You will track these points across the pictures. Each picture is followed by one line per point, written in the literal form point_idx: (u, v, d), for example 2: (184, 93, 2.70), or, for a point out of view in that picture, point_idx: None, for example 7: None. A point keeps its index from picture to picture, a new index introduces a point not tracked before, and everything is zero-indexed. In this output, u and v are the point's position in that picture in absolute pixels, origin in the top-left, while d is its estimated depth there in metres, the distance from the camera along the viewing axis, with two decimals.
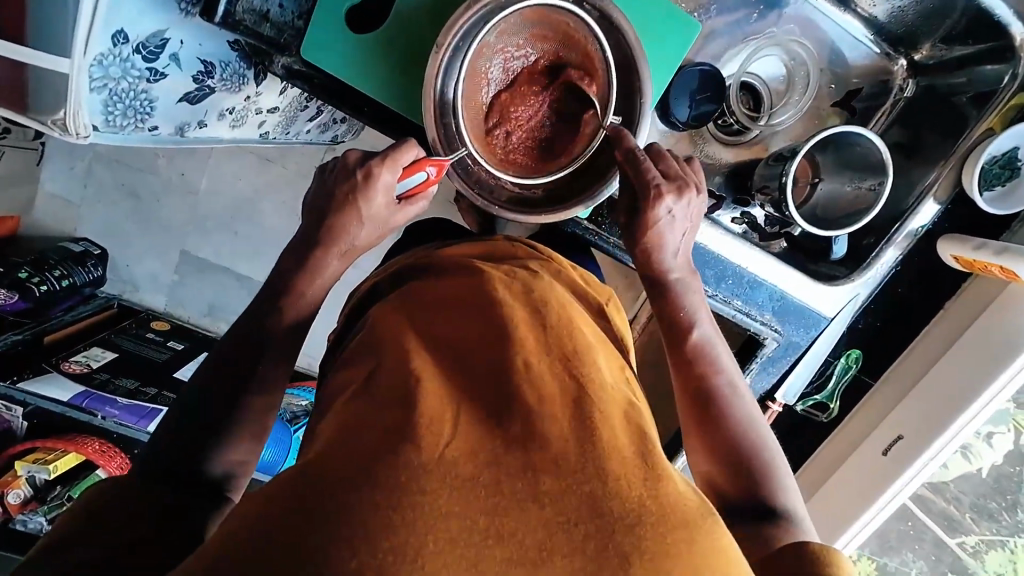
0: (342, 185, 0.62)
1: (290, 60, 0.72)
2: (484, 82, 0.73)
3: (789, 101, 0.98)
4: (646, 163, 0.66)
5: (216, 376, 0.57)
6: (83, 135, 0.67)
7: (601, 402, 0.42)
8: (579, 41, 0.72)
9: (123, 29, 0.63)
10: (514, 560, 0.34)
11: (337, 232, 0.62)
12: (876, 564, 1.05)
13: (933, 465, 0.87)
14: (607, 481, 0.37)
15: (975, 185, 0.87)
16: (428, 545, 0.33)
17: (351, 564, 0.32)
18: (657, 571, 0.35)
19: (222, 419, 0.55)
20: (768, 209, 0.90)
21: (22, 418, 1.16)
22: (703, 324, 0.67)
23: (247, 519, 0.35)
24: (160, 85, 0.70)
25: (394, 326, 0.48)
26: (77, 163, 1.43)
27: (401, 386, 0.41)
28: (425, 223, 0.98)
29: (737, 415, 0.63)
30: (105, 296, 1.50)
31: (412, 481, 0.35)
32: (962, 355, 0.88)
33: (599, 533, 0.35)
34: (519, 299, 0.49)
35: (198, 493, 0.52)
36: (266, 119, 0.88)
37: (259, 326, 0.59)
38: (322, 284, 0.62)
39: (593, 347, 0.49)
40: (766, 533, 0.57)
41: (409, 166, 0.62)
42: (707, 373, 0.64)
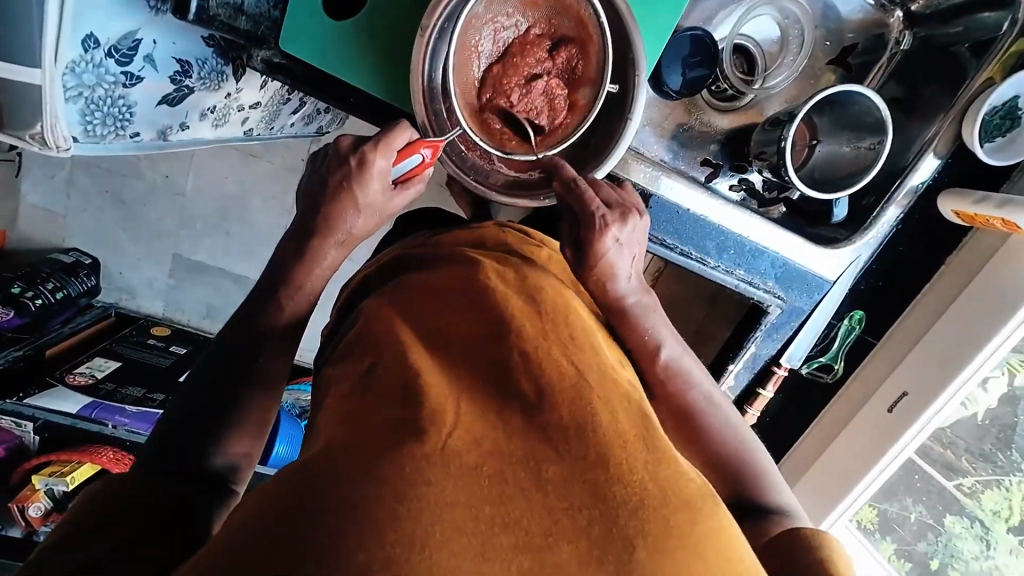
0: (334, 175, 0.60)
1: (269, 53, 0.69)
2: (474, 56, 0.70)
3: (783, 61, 0.96)
4: (588, 193, 0.63)
5: (207, 377, 0.54)
6: (63, 147, 0.64)
7: (600, 387, 0.42)
8: (571, 8, 0.70)
9: (92, 33, 0.60)
10: (520, 546, 0.34)
11: (333, 223, 0.60)
12: (877, 510, 1.08)
13: (939, 418, 0.88)
14: (609, 465, 0.37)
15: (975, 139, 0.86)
16: (435, 536, 0.33)
17: (360, 558, 0.32)
18: (661, 554, 0.35)
19: (220, 409, 0.53)
20: (766, 174, 0.89)
21: (33, 433, 1.14)
22: (669, 343, 0.63)
23: (249, 520, 0.34)
24: (138, 88, 0.67)
25: (388, 321, 0.47)
26: (56, 172, 1.38)
27: (400, 381, 0.40)
28: (420, 212, 0.97)
29: (716, 425, 0.61)
30: (102, 305, 1.49)
31: (416, 473, 0.35)
32: (965, 310, 0.88)
33: (603, 517, 0.35)
34: (513, 287, 0.49)
35: (199, 487, 0.49)
36: (249, 115, 0.85)
37: (258, 322, 0.57)
38: (320, 275, 0.60)
39: (590, 333, 0.49)
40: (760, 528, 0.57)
41: (403, 149, 0.61)
42: (682, 392, 0.62)
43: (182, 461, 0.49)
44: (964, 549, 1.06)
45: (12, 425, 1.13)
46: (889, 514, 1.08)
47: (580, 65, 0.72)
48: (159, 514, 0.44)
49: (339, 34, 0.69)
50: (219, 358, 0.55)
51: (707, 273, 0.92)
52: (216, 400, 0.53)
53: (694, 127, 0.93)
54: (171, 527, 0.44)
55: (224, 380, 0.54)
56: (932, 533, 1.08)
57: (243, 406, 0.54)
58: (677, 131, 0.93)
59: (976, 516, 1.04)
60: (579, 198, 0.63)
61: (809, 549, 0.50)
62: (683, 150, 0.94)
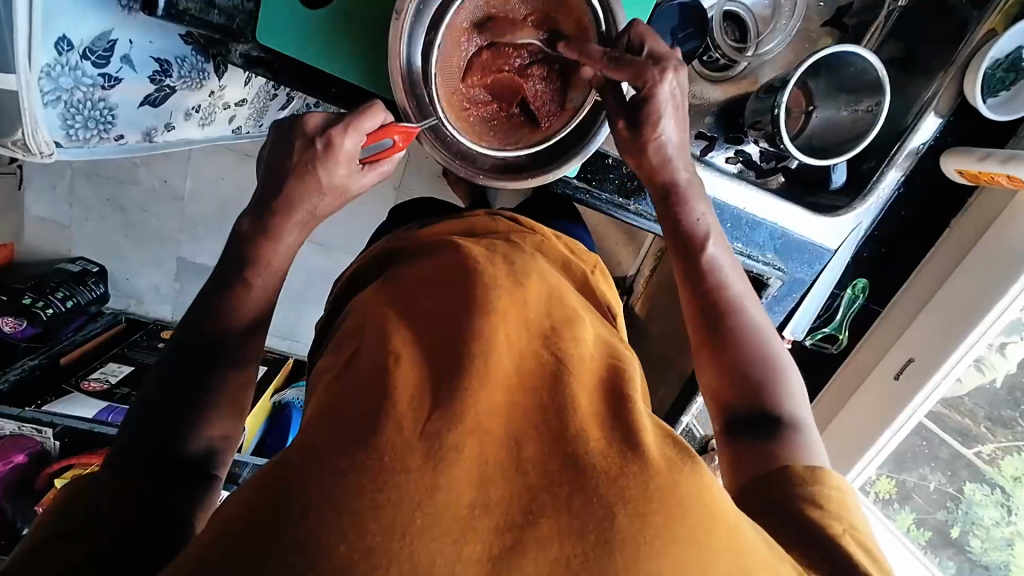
0: (293, 156, 0.58)
1: (247, 46, 0.68)
2: (463, 38, 0.68)
3: (777, 26, 0.93)
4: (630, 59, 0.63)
5: (169, 371, 0.53)
6: (46, 153, 0.65)
7: (579, 367, 0.43)
8: (570, 5, 0.69)
9: (66, 35, 0.60)
10: (501, 527, 0.34)
11: (292, 205, 0.59)
12: (896, 481, 1.09)
13: (947, 382, 0.87)
14: (588, 439, 0.38)
15: (977, 94, 0.84)
16: (416, 521, 0.34)
17: (341, 548, 0.33)
18: (641, 517, 0.35)
19: (192, 392, 0.52)
20: (762, 144, 0.87)
21: (54, 439, 1.16)
22: (715, 240, 0.65)
23: (229, 514, 0.35)
24: (117, 91, 0.67)
25: (372, 309, 0.48)
26: (57, 182, 1.39)
27: (379, 371, 0.40)
28: (413, 203, 0.97)
29: (746, 324, 0.62)
30: (112, 311, 1.52)
31: (395, 460, 0.35)
32: (966, 274, 0.87)
33: (581, 491, 0.36)
34: (498, 271, 0.50)
35: (182, 473, 0.50)
36: (236, 113, 0.85)
37: (242, 309, 0.56)
38: (284, 252, 0.59)
39: (574, 315, 0.49)
40: (767, 451, 0.57)
41: (373, 133, 0.59)
42: (718, 287, 0.63)
43: (165, 451, 0.50)
44: (983, 515, 1.05)
45: (33, 431, 1.15)
46: (907, 484, 1.09)
47: (572, 67, 0.70)
48: (140, 509, 0.45)
49: (317, 22, 0.68)
50: (187, 349, 0.54)
51: None
52: (189, 387, 0.53)
53: None
54: (151, 526, 0.44)
55: (202, 362, 0.54)
56: (950, 501, 1.07)
57: (219, 386, 0.54)
58: None
59: (996, 483, 1.02)
60: (627, 69, 0.63)
61: (806, 480, 0.52)
62: None
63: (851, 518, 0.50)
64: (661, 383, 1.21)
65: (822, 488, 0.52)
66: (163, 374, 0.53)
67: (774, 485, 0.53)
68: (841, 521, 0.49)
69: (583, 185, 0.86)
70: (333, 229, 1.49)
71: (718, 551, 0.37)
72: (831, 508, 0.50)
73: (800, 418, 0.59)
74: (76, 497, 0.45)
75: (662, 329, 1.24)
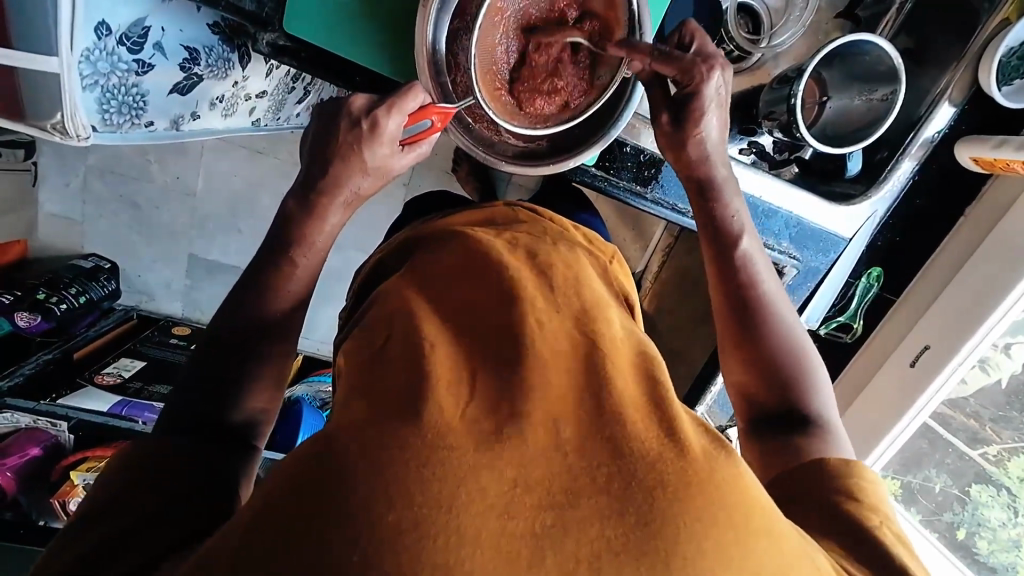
0: (334, 131, 0.59)
1: (274, 36, 0.69)
2: (501, 21, 0.67)
3: (790, 17, 0.93)
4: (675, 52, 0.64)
5: (218, 349, 0.54)
6: (83, 137, 0.65)
7: (613, 353, 0.43)
8: None
9: (104, 21, 0.61)
10: (543, 504, 0.34)
11: (338, 182, 0.60)
12: (901, 482, 1.09)
13: (961, 371, 0.87)
14: (625, 423, 0.38)
15: (991, 82, 0.84)
16: (460, 497, 0.34)
17: (388, 520, 0.33)
18: (679, 500, 0.35)
19: (240, 366, 0.54)
20: (776, 134, 0.87)
21: (68, 432, 1.16)
22: (748, 235, 0.65)
23: (271, 491, 0.36)
24: (150, 77, 0.69)
25: (402, 295, 0.48)
26: (71, 179, 1.40)
27: (414, 354, 0.41)
28: (429, 195, 0.98)
29: (776, 320, 0.62)
30: (124, 308, 1.53)
31: (437, 439, 0.35)
32: (980, 267, 0.87)
33: (621, 473, 0.36)
34: (523, 263, 0.49)
35: (225, 442, 0.51)
36: (257, 105, 0.85)
37: (273, 290, 0.57)
38: (329, 232, 0.61)
39: (602, 303, 0.49)
40: (795, 444, 0.57)
41: (415, 113, 0.61)
42: (750, 282, 0.63)
43: (207, 420, 0.51)
44: (989, 517, 1.05)
45: (48, 424, 1.15)
46: (913, 486, 1.09)
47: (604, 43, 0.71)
48: (185, 478, 0.46)
49: (346, 9, 0.69)
50: (219, 336, 0.55)
51: None
52: (223, 370, 0.54)
53: None
54: (198, 490, 0.46)
55: (241, 339, 0.55)
56: (957, 503, 1.07)
57: (262, 360, 0.55)
58: None
59: (1002, 484, 1.03)
60: (673, 64, 0.64)
61: (837, 474, 0.52)
62: None
63: (887, 512, 0.50)
64: (671, 377, 1.21)
65: (857, 481, 0.52)
66: (199, 361, 0.54)
67: (807, 475, 0.53)
68: (877, 514, 0.49)
69: (601, 173, 0.87)
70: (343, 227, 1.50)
71: (755, 533, 0.37)
72: (866, 500, 0.51)
73: (828, 418, 0.59)
74: (122, 469, 0.46)
75: (672, 325, 1.25)
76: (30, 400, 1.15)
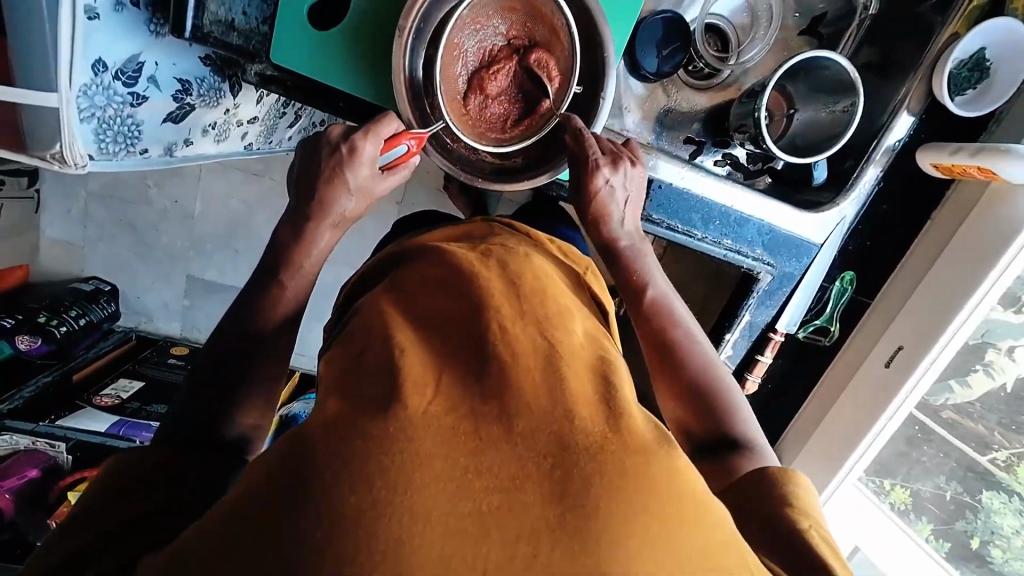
0: (322, 163, 0.63)
1: (262, 66, 0.74)
2: (459, 56, 0.73)
3: (756, 35, 0.98)
4: (587, 139, 0.69)
5: (214, 367, 0.58)
6: (81, 165, 0.68)
7: (569, 358, 0.45)
8: (546, 16, 0.73)
9: (100, 58, 0.65)
10: (490, 488, 0.37)
11: (327, 206, 0.64)
12: (910, 491, 1.09)
13: (936, 368, 0.89)
14: (572, 419, 0.40)
15: (944, 92, 0.88)
16: (416, 481, 0.36)
17: (351, 500, 0.35)
18: (615, 491, 0.38)
19: (237, 382, 0.57)
20: (748, 146, 0.91)
21: (66, 453, 1.17)
22: (657, 282, 0.69)
23: (247, 491, 0.38)
24: (143, 108, 0.73)
25: (379, 306, 0.50)
26: (72, 206, 1.45)
27: (387, 360, 0.43)
28: (420, 213, 1.02)
29: (695, 357, 0.65)
30: (123, 329, 1.56)
31: (399, 431, 0.38)
32: (947, 266, 0.90)
33: (564, 462, 0.38)
34: (494, 273, 0.52)
35: (222, 453, 0.54)
36: (248, 130, 0.90)
37: (263, 306, 0.61)
38: (317, 256, 0.64)
39: (566, 312, 0.51)
40: (727, 464, 0.61)
41: (389, 139, 0.65)
42: (665, 328, 0.66)
43: (205, 432, 0.54)
44: (1003, 524, 1.02)
45: (47, 446, 1.16)
46: (923, 494, 1.09)
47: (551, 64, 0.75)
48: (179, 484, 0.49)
49: (326, 40, 0.73)
50: (211, 356, 0.58)
51: (695, 245, 0.94)
52: (220, 386, 0.57)
53: (673, 109, 0.96)
54: (191, 504, 0.48)
55: (235, 359, 0.58)
56: (969, 511, 1.05)
57: (254, 375, 0.58)
58: (659, 115, 0.96)
59: (1013, 489, 1.01)
60: (576, 144, 0.70)
61: (775, 483, 0.56)
62: (666, 131, 0.96)
63: (814, 512, 0.54)
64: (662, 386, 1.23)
65: (792, 488, 0.55)
66: (196, 379, 0.58)
67: (753, 484, 0.56)
68: (806, 518, 0.53)
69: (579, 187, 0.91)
70: (340, 247, 1.54)
71: (687, 522, 0.39)
72: (800, 507, 0.54)
73: (754, 437, 0.63)
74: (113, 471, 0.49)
75: None
76: (29, 422, 1.18)
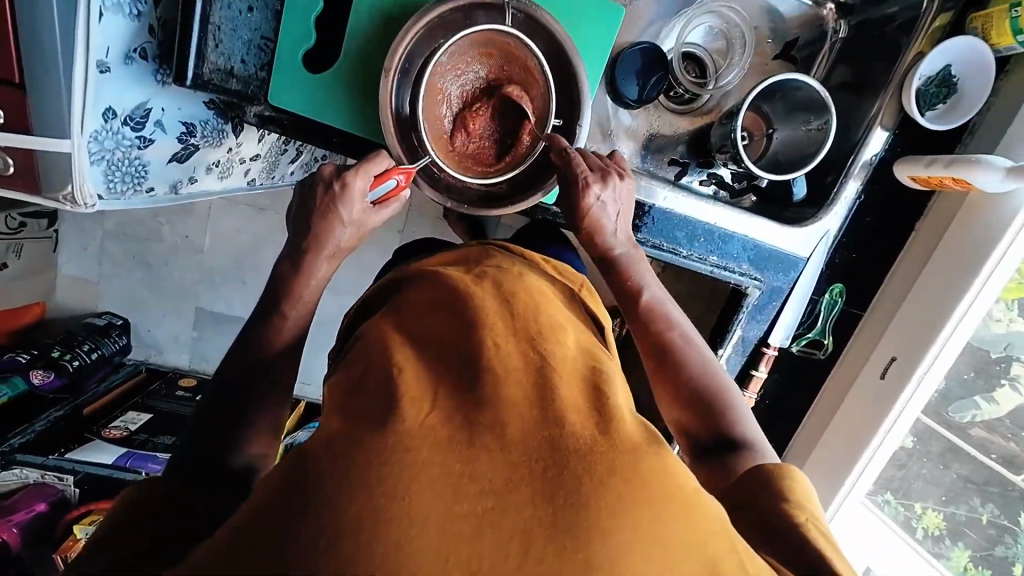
0: (316, 200, 0.67)
1: (261, 108, 0.79)
2: (442, 98, 0.78)
3: (732, 61, 1.00)
4: (574, 158, 0.71)
5: (220, 397, 0.60)
6: (90, 204, 0.72)
7: (560, 367, 0.47)
8: (520, 57, 0.78)
9: (110, 107, 0.70)
10: (486, 491, 0.38)
11: (322, 240, 0.67)
12: (943, 515, 0.96)
13: (930, 379, 0.89)
14: (563, 425, 0.42)
15: (915, 108, 0.91)
16: (413, 488, 0.38)
17: (352, 508, 0.37)
18: (604, 489, 0.39)
19: (241, 412, 0.60)
20: (731, 166, 0.94)
21: (74, 486, 1.19)
22: (652, 286, 0.71)
23: (244, 514, 0.39)
24: (150, 150, 0.78)
25: (377, 326, 0.52)
26: (88, 244, 1.51)
27: (385, 381, 0.43)
28: (417, 242, 1.06)
29: (691, 357, 0.67)
30: (133, 363, 1.60)
31: (397, 443, 0.39)
32: (934, 273, 0.92)
33: (556, 465, 0.40)
34: (489, 292, 0.53)
35: (227, 482, 0.55)
36: (251, 167, 0.96)
37: (265, 336, 0.64)
38: (315, 286, 0.67)
39: (558, 327, 0.53)
40: (729, 465, 0.62)
41: (379, 175, 0.69)
42: (661, 331, 0.68)
43: (213, 464, 0.56)
44: None
45: (55, 478, 1.19)
46: (959, 518, 0.95)
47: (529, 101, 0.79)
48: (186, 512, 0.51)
49: (319, 84, 0.78)
50: (217, 389, 0.61)
51: (682, 262, 0.96)
52: (225, 417, 0.59)
53: (657, 134, 1.00)
54: (197, 534, 0.49)
55: (240, 390, 0.61)
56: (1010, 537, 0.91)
57: (260, 404, 0.61)
58: (646, 139, 0.99)
59: None
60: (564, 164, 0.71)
61: (772, 475, 0.56)
62: (651, 154, 1.00)
63: (814, 508, 0.54)
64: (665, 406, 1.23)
65: (787, 482, 0.56)
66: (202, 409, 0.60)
67: (752, 480, 0.57)
68: (803, 511, 0.53)
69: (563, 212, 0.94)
70: (344, 277, 1.58)
71: (675, 516, 0.41)
72: (796, 499, 0.54)
73: (754, 436, 0.64)
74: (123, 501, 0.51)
75: None
76: (39, 456, 1.21)
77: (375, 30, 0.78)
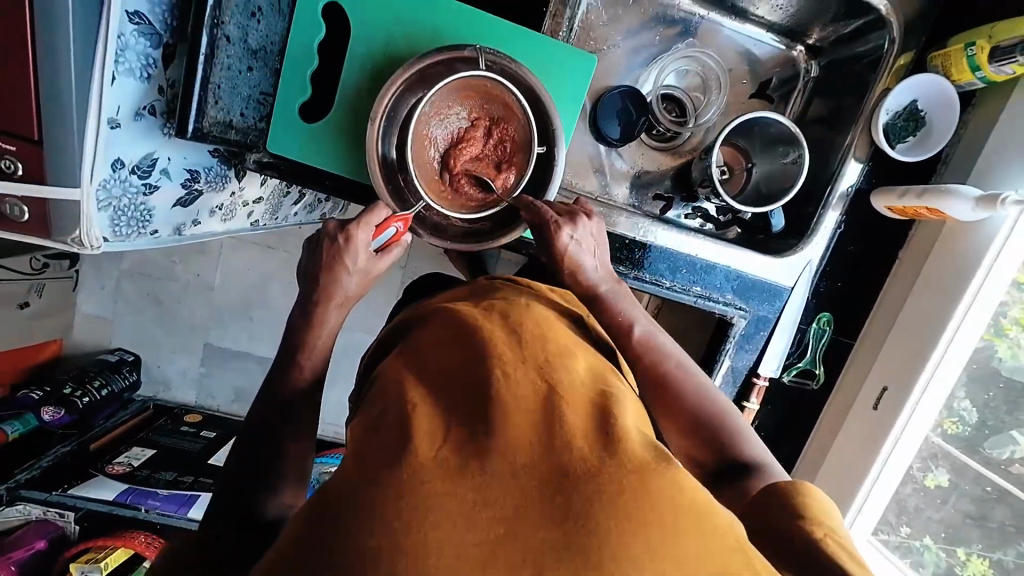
0: (322, 253, 0.70)
1: (259, 154, 0.85)
2: (429, 142, 0.83)
3: (710, 100, 1.06)
4: (539, 205, 0.76)
5: (251, 451, 0.63)
6: (95, 246, 0.77)
7: (569, 395, 0.45)
8: (499, 96, 0.83)
9: (118, 157, 0.76)
10: (503, 518, 0.38)
11: (330, 291, 0.70)
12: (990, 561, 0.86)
13: (921, 406, 0.90)
14: (571, 450, 0.41)
15: (884, 141, 0.93)
16: (429, 522, 0.37)
17: (371, 543, 0.37)
18: (615, 510, 0.39)
19: (271, 464, 0.62)
20: (715, 200, 0.98)
21: (75, 523, 1.22)
22: (640, 321, 0.71)
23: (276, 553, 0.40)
24: (155, 196, 0.84)
25: (389, 363, 0.51)
26: (105, 283, 1.59)
27: (396, 417, 0.43)
28: (422, 279, 1.10)
29: (689, 387, 0.67)
30: (141, 398, 1.64)
31: (411, 478, 0.39)
32: (920, 296, 0.93)
33: (567, 490, 0.39)
34: (496, 323, 0.52)
35: (256, 535, 0.57)
36: (254, 210, 1.05)
37: (287, 383, 0.67)
38: (328, 332, 0.70)
39: (567, 352, 0.52)
40: (743, 487, 0.61)
41: (380, 226, 0.73)
42: (658, 361, 0.67)
43: (247, 513, 0.58)
44: None
45: (57, 515, 1.21)
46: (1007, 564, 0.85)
47: (511, 136, 0.84)
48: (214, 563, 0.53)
49: (312, 132, 0.84)
50: (249, 441, 0.64)
51: (667, 293, 0.97)
52: (259, 466, 0.62)
53: (642, 171, 1.04)
54: None
55: (264, 435, 0.63)
56: None
57: (284, 454, 0.63)
58: (631, 178, 1.04)
59: None
60: (533, 213, 0.76)
61: (786, 494, 0.54)
62: (639, 192, 1.04)
63: (834, 524, 0.52)
64: None
65: (802, 499, 0.53)
66: (235, 464, 0.62)
67: (767, 497, 0.55)
68: (820, 525, 0.51)
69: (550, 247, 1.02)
70: (353, 315, 1.62)
71: (690, 531, 0.39)
72: (814, 515, 0.52)
73: (762, 456, 0.64)
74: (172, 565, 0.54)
75: None
76: (42, 492, 1.23)
77: (364, 85, 0.84)
